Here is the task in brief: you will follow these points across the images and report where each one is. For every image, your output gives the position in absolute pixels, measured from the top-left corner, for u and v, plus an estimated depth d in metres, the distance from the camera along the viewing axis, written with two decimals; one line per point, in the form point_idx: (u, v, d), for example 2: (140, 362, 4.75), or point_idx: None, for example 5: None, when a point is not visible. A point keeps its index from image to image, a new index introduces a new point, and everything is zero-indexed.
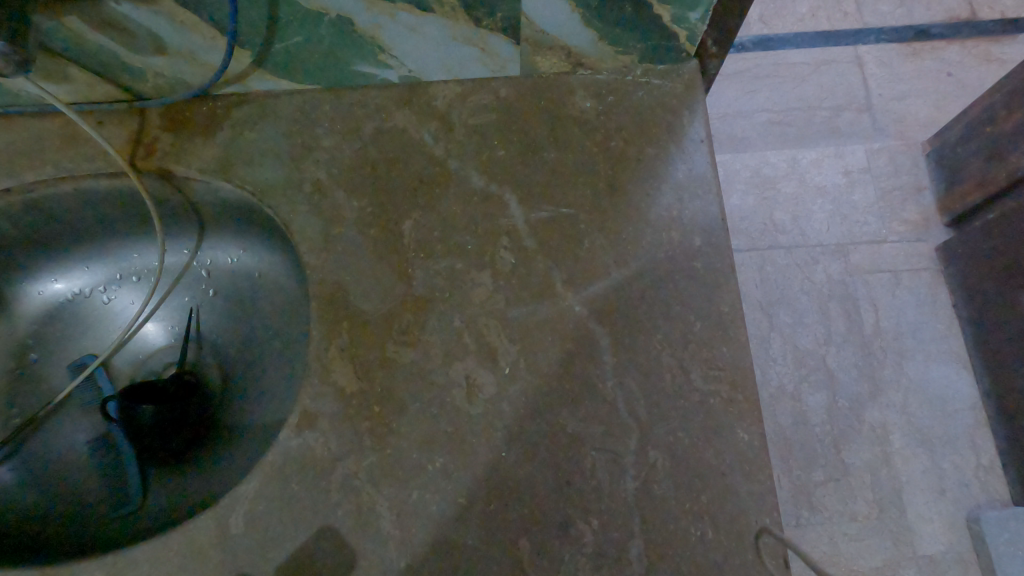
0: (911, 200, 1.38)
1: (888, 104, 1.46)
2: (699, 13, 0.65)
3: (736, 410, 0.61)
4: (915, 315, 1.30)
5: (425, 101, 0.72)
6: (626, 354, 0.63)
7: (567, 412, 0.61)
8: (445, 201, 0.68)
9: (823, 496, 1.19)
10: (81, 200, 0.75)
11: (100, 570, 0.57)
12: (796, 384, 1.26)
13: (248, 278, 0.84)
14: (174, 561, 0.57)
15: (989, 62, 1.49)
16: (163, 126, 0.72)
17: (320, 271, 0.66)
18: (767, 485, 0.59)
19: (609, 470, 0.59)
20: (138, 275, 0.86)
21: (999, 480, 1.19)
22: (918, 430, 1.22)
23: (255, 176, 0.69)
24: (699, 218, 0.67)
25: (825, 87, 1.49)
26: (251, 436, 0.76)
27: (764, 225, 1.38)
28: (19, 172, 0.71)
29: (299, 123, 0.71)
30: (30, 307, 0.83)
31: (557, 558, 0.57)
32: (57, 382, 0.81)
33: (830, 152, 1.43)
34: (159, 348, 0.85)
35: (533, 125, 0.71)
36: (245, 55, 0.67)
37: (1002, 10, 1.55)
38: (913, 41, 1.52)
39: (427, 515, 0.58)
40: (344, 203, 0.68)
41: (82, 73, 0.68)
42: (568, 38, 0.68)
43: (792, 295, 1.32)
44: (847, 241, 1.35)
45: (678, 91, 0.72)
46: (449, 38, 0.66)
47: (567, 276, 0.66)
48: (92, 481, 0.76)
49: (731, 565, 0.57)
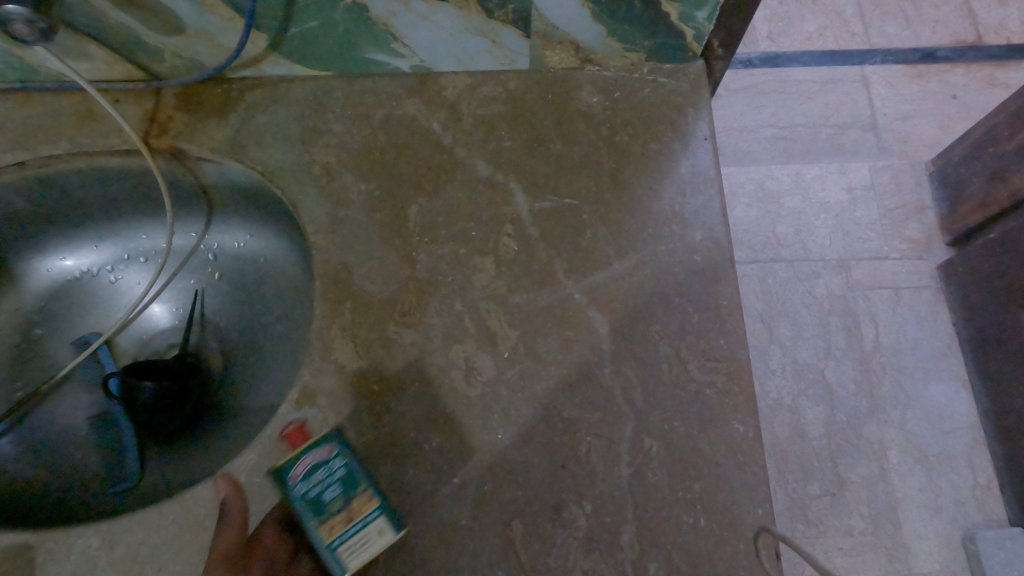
0: (914, 218, 1.38)
1: (893, 123, 1.48)
2: (707, 12, 0.65)
3: (731, 402, 0.62)
4: (915, 332, 1.30)
5: (435, 91, 0.74)
6: (625, 344, 0.64)
7: (564, 396, 0.62)
8: (451, 188, 0.69)
9: (819, 510, 1.18)
10: (95, 177, 0.77)
11: (96, 536, 0.58)
12: (795, 397, 1.26)
13: (254, 262, 0.85)
14: (168, 530, 0.58)
15: (994, 86, 1.50)
16: (178, 106, 0.73)
17: (325, 252, 0.67)
18: (761, 477, 0.59)
19: (604, 456, 0.60)
20: (145, 256, 0.87)
21: (996, 500, 1.18)
22: (915, 447, 1.22)
23: (266, 157, 0.71)
24: (701, 212, 0.68)
25: (831, 105, 1.51)
26: (251, 417, 0.77)
27: (766, 238, 1.39)
28: (36, 145, 0.72)
29: (311, 108, 0.73)
30: (38, 283, 0.84)
31: (550, 540, 0.58)
32: (61, 358, 0.82)
33: (834, 169, 1.44)
34: (162, 329, 0.85)
35: (539, 117, 0.72)
36: (261, 38, 0.68)
37: (1008, 36, 1.57)
38: (919, 62, 1.54)
39: (421, 493, 0.59)
40: (352, 185, 0.70)
41: (102, 50, 0.70)
42: (577, 34, 0.69)
43: (792, 308, 1.32)
44: (848, 257, 1.36)
45: (684, 89, 0.74)
46: (461, 30, 0.67)
47: (568, 265, 0.66)
48: (91, 456, 0.76)
49: (723, 555, 0.58)
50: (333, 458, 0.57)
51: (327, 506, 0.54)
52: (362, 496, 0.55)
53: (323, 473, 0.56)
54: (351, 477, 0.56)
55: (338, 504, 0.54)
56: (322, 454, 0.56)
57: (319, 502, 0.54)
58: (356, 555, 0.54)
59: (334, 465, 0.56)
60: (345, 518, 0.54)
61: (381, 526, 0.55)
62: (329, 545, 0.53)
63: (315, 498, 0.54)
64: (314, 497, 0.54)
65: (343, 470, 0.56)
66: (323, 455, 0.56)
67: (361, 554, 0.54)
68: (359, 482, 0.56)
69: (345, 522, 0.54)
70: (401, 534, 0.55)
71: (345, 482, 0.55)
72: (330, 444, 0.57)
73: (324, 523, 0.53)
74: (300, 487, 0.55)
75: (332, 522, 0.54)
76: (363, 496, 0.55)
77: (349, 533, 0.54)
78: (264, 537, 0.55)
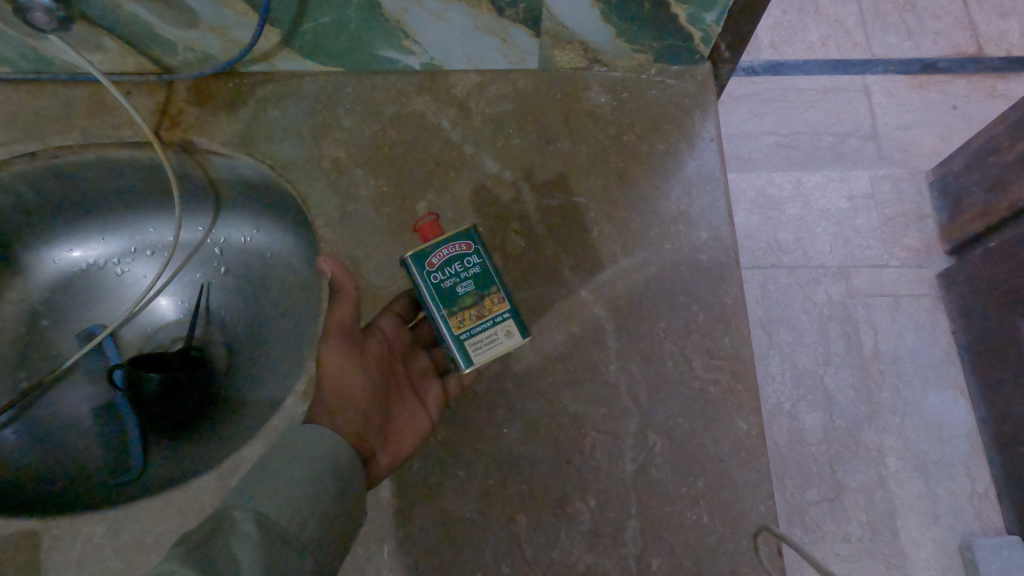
0: (914, 226, 1.30)
1: (893, 133, 1.39)
2: (715, 15, 0.66)
3: (734, 400, 0.62)
4: (914, 339, 1.22)
5: (445, 89, 0.74)
6: (630, 340, 0.64)
7: (570, 392, 0.62)
8: (459, 184, 0.70)
9: (817, 515, 1.11)
10: (104, 168, 0.77)
11: (101, 524, 0.58)
12: (793, 402, 1.18)
13: (261, 257, 0.86)
14: (175, 518, 0.59)
15: (993, 98, 1.41)
16: (189, 100, 0.74)
17: (333, 245, 0.68)
18: (764, 475, 0.60)
19: (608, 450, 0.61)
20: (152, 250, 0.87)
21: (994, 509, 1.11)
22: (913, 454, 1.14)
23: (276, 151, 0.72)
24: (706, 212, 0.69)
25: (833, 114, 1.41)
26: (255, 411, 0.77)
27: (767, 244, 1.30)
28: (47, 136, 0.73)
29: (323, 104, 0.74)
30: (45, 274, 0.84)
31: (554, 534, 0.58)
32: (66, 348, 0.82)
33: (835, 176, 1.35)
34: (167, 322, 0.85)
35: (549, 115, 0.73)
36: (274, 33, 0.69)
37: (1008, 48, 1.46)
38: (920, 73, 1.44)
39: (428, 485, 0.60)
40: (361, 179, 0.70)
41: (115, 43, 0.70)
42: (587, 34, 0.69)
43: (792, 314, 1.24)
44: (849, 264, 1.28)
45: (691, 90, 0.74)
46: (473, 28, 0.68)
47: (574, 263, 0.67)
48: (94, 448, 0.76)
49: (724, 551, 0.58)
50: (470, 254, 0.56)
51: (461, 299, 0.55)
52: (495, 295, 0.55)
53: (459, 267, 0.55)
54: (485, 276, 0.56)
55: (472, 299, 0.55)
56: (461, 248, 0.56)
57: (452, 292, 0.55)
58: (483, 350, 0.55)
59: (470, 261, 0.56)
60: (476, 314, 0.55)
61: (510, 328, 0.55)
62: (458, 336, 0.54)
63: (450, 289, 0.55)
64: (449, 289, 0.55)
65: (477, 268, 0.56)
66: (462, 249, 0.56)
67: (489, 351, 0.55)
68: (492, 282, 0.56)
69: (476, 317, 0.55)
70: (527, 338, 0.56)
71: (479, 280, 0.55)
72: (468, 239, 0.56)
73: (457, 315, 0.54)
74: (436, 275, 0.55)
75: (464, 316, 0.55)
76: (497, 296, 0.55)
77: (477, 328, 0.55)
78: (385, 325, 0.62)
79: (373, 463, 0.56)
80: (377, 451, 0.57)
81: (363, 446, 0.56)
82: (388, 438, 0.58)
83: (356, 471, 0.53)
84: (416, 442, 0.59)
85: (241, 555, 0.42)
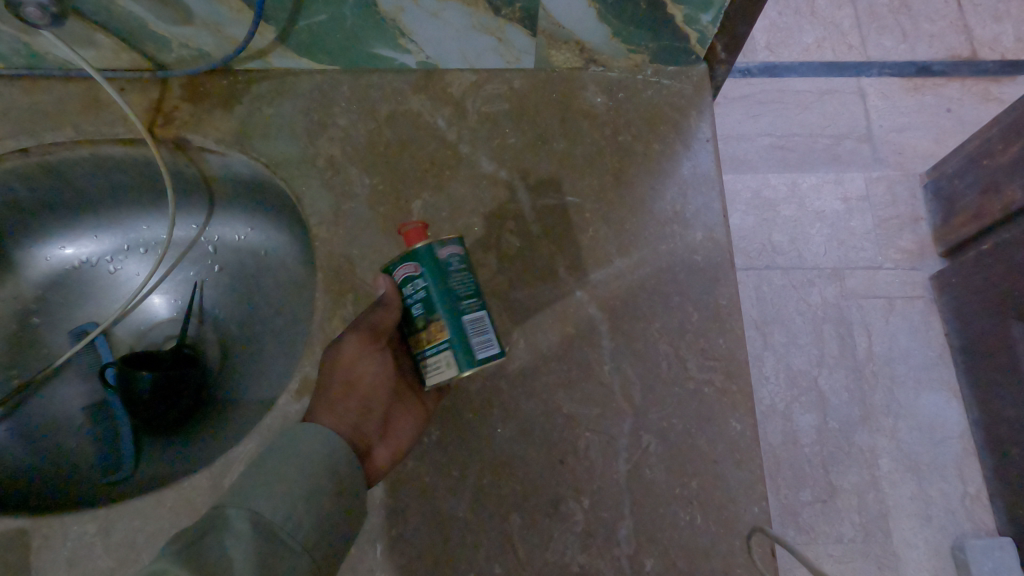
0: (908, 228, 1.31)
1: (888, 135, 1.39)
2: (711, 15, 0.66)
3: (729, 401, 0.62)
4: (908, 341, 1.23)
5: (440, 87, 0.74)
6: (625, 341, 0.64)
7: (565, 392, 0.62)
8: (455, 183, 0.70)
9: (810, 516, 1.11)
10: (98, 165, 0.77)
11: (92, 523, 0.58)
12: (787, 403, 1.19)
13: (254, 255, 0.86)
14: (167, 518, 0.58)
15: (987, 101, 1.42)
16: (183, 97, 0.74)
17: (328, 244, 0.68)
18: (757, 475, 0.60)
19: (602, 451, 0.61)
20: (145, 247, 0.86)
21: (985, 510, 1.12)
22: (906, 456, 1.15)
23: (271, 149, 0.72)
24: (701, 213, 0.69)
25: (828, 116, 1.41)
26: (249, 410, 0.77)
27: (762, 245, 1.30)
28: (40, 133, 0.72)
29: (317, 102, 0.74)
30: (36, 271, 0.83)
31: (547, 534, 0.58)
32: (58, 346, 0.81)
33: (830, 178, 1.35)
34: (161, 320, 0.84)
35: (545, 115, 0.73)
36: (269, 31, 0.68)
37: (1002, 52, 1.47)
38: (915, 76, 1.44)
39: (421, 485, 0.60)
40: (356, 178, 0.70)
41: (108, 39, 0.70)
42: (583, 34, 0.69)
43: (786, 315, 1.25)
44: (843, 266, 1.28)
45: (687, 91, 0.74)
46: (468, 27, 0.67)
47: (569, 263, 0.67)
48: (86, 447, 0.76)
49: (718, 551, 0.58)
50: (419, 276, 0.54)
51: (415, 321, 0.55)
52: (437, 322, 0.53)
53: (411, 289, 0.55)
54: (430, 301, 0.53)
55: (421, 323, 0.54)
56: (411, 269, 0.54)
57: (409, 313, 0.55)
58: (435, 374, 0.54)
59: (418, 283, 0.54)
60: (426, 338, 0.54)
61: (448, 359, 0.52)
62: (416, 356, 0.55)
63: (408, 311, 0.55)
64: (407, 310, 0.56)
65: (422, 292, 0.54)
66: (410, 271, 0.54)
67: (435, 378, 0.53)
68: (433, 309, 0.53)
69: (426, 341, 0.54)
70: (466, 372, 0.51)
71: (423, 306, 0.54)
72: (416, 260, 0.54)
73: (411, 336, 0.55)
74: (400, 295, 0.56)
75: (418, 338, 0.55)
76: (439, 324, 0.53)
77: (426, 353, 0.54)
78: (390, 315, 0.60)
79: (372, 461, 0.56)
80: (375, 448, 0.56)
81: (363, 444, 0.55)
82: (387, 432, 0.58)
83: (355, 469, 0.52)
84: (412, 436, 0.59)
85: (233, 555, 0.42)
